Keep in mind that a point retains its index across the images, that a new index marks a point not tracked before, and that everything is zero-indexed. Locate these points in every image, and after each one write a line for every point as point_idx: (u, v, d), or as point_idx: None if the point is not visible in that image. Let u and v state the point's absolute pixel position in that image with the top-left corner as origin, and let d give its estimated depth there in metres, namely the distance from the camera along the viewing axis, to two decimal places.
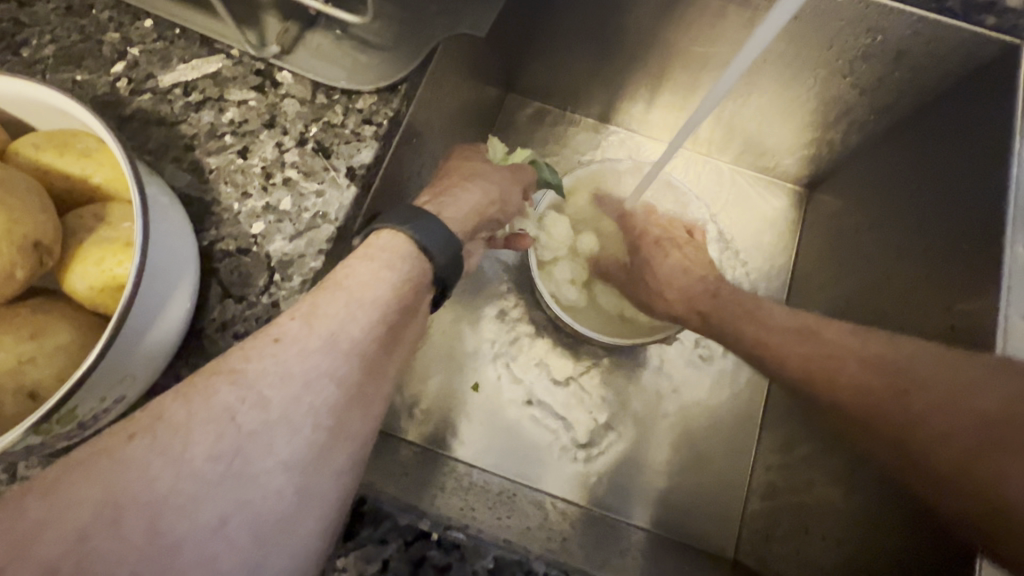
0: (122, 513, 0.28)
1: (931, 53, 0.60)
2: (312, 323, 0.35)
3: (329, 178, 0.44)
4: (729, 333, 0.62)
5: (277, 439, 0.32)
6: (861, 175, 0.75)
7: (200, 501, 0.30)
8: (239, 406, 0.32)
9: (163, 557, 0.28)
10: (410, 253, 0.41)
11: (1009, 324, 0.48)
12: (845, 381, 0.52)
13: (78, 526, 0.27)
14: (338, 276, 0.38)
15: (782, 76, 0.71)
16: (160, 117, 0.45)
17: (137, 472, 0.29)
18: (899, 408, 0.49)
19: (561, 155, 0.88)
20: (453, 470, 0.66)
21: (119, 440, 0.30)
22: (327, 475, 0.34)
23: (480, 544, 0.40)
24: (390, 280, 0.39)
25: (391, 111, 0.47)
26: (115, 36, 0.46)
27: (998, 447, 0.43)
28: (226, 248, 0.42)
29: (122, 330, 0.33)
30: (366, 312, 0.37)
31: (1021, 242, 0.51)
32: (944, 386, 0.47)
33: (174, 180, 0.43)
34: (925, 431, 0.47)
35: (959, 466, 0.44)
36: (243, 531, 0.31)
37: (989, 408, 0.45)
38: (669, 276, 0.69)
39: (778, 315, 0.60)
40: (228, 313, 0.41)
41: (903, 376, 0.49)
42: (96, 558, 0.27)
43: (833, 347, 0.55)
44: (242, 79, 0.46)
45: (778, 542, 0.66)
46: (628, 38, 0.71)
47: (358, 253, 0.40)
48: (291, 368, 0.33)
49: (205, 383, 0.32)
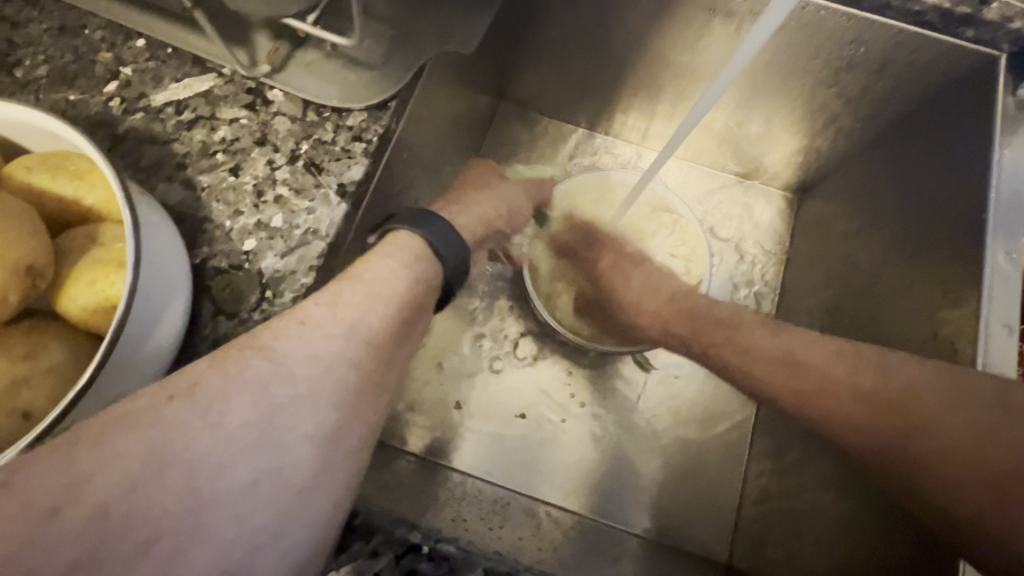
0: (167, 468, 0.29)
1: (913, 63, 0.61)
2: (337, 309, 0.37)
3: (320, 195, 0.45)
4: (710, 353, 0.59)
5: (303, 415, 0.33)
6: (848, 182, 0.76)
7: (232, 464, 0.30)
8: (270, 380, 0.33)
9: (201, 515, 0.29)
10: (423, 254, 0.44)
11: (989, 333, 0.50)
12: (841, 411, 0.50)
13: (129, 474, 0.28)
14: (359, 270, 0.41)
15: (769, 86, 0.72)
16: (153, 136, 0.45)
17: (178, 431, 0.30)
18: (901, 441, 0.47)
19: (553, 164, 0.89)
20: (448, 478, 0.67)
21: (160, 400, 0.30)
22: (341, 472, 0.35)
23: (470, 558, 0.41)
24: (407, 276, 0.42)
25: (380, 127, 0.47)
26: (108, 55, 0.47)
27: (998, 483, 0.44)
28: (218, 265, 0.43)
29: (115, 350, 0.34)
30: (382, 304, 0.40)
31: (1001, 250, 0.52)
32: (954, 420, 0.46)
33: (167, 198, 0.44)
34: (925, 464, 0.46)
35: (962, 500, 0.45)
36: (259, 503, 0.31)
37: (998, 445, 0.45)
38: (636, 295, 0.66)
39: (755, 337, 0.56)
40: (220, 330, 0.42)
41: (906, 408, 0.48)
42: (147, 505, 0.28)
43: (826, 377, 0.51)
44: (233, 97, 0.47)
45: (771, 547, 0.67)
46: (618, 50, 0.72)
47: (376, 250, 0.43)
48: (315, 347, 0.35)
49: (238, 356, 0.33)
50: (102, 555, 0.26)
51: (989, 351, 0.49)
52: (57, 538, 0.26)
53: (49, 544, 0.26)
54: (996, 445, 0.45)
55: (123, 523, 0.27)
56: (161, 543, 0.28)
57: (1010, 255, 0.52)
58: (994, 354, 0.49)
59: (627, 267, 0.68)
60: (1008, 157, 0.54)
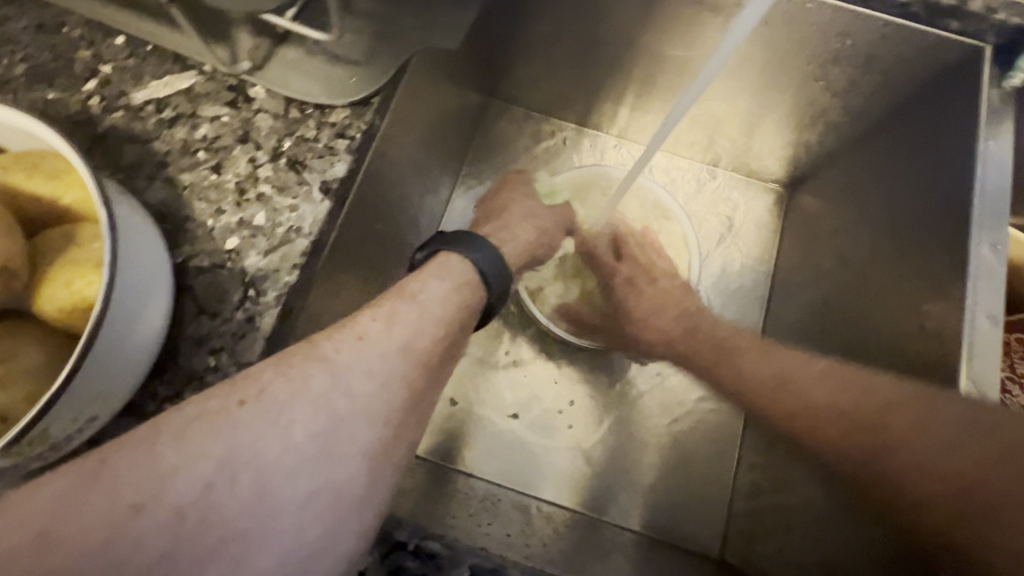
0: (238, 473, 0.32)
1: (899, 57, 0.61)
2: (393, 328, 0.40)
3: (303, 193, 0.44)
4: (707, 372, 0.61)
5: (357, 429, 0.36)
6: (837, 176, 0.76)
7: (296, 475, 0.33)
8: (331, 393, 0.35)
9: (261, 519, 0.32)
10: (470, 280, 0.47)
11: (974, 323, 0.50)
12: (824, 430, 0.51)
13: (205, 476, 0.31)
14: (414, 290, 0.43)
15: (757, 81, 0.72)
16: (133, 134, 0.45)
17: (248, 437, 0.33)
18: (877, 461, 0.48)
19: (543, 161, 0.89)
20: (455, 482, 0.68)
21: (230, 404, 0.33)
22: (346, 475, 0.35)
23: (456, 553, 0.40)
24: (455, 299, 0.44)
25: (363, 124, 0.47)
26: (87, 53, 0.47)
27: (967, 498, 0.44)
28: (201, 264, 0.42)
29: (94, 351, 0.33)
30: (432, 323, 0.42)
31: (985, 242, 0.52)
32: (923, 438, 0.47)
33: (147, 197, 0.43)
34: (900, 481, 0.47)
35: (934, 515, 0.45)
36: (310, 511, 0.34)
37: (965, 461, 0.45)
38: (646, 310, 0.68)
39: (749, 358, 0.58)
40: (203, 329, 0.41)
41: (882, 427, 0.48)
42: (217, 506, 0.31)
43: (809, 398, 0.52)
44: (214, 94, 0.46)
45: (761, 542, 0.67)
46: (606, 45, 0.72)
47: (427, 270, 0.46)
48: (372, 364, 0.37)
49: (301, 366, 0.35)
50: (180, 551, 0.30)
51: (974, 344, 0.50)
52: (147, 530, 0.29)
53: (140, 535, 0.29)
54: (964, 461, 0.45)
55: (200, 524, 0.30)
56: (233, 543, 0.31)
57: (995, 246, 0.52)
58: (978, 345, 0.49)
59: (638, 287, 0.70)
60: (992, 149, 0.55)
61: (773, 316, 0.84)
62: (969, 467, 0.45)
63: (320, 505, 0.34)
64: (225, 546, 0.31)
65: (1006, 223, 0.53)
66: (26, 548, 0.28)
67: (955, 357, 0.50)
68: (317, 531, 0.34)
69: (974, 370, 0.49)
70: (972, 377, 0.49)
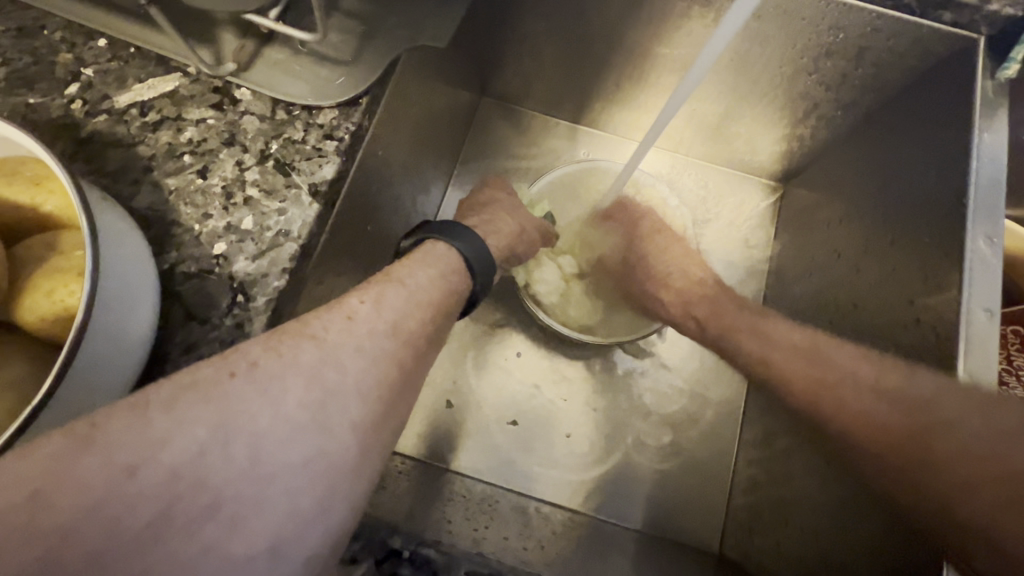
0: (232, 438, 0.31)
1: (891, 49, 0.61)
2: (381, 309, 0.39)
3: (291, 196, 0.44)
4: (733, 344, 0.60)
5: (348, 405, 0.36)
6: (831, 169, 0.76)
7: (290, 442, 0.33)
8: (322, 369, 0.35)
9: (252, 487, 0.32)
10: (457, 267, 0.47)
11: (970, 317, 0.50)
12: (855, 407, 0.49)
13: (199, 441, 0.31)
14: (401, 274, 0.43)
15: (751, 74, 0.71)
16: (117, 139, 0.44)
17: (226, 424, 0.32)
18: (911, 438, 0.46)
19: (536, 158, 0.89)
20: (450, 482, 0.68)
21: (223, 376, 0.33)
22: (336, 452, 0.35)
23: (449, 560, 0.43)
24: (442, 285, 0.45)
25: (351, 125, 0.47)
26: (68, 56, 0.46)
27: (1010, 492, 0.41)
28: (188, 270, 0.42)
29: (77, 362, 0.33)
30: (420, 307, 0.42)
31: (981, 235, 0.52)
32: (967, 426, 0.44)
33: (132, 202, 0.43)
34: (931, 465, 0.45)
35: (969, 506, 0.42)
36: (303, 480, 0.33)
37: (1013, 454, 0.42)
38: (664, 273, 0.69)
39: (782, 330, 0.58)
40: (190, 336, 0.41)
41: (920, 409, 0.46)
42: (212, 471, 0.31)
43: (843, 373, 0.51)
44: (200, 97, 0.45)
45: (760, 536, 0.67)
46: (596, 41, 0.71)
47: (415, 257, 0.46)
48: (362, 342, 0.37)
49: (292, 342, 0.35)
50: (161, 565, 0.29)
51: (971, 338, 0.49)
52: (142, 491, 0.29)
53: (136, 495, 0.29)
54: (1011, 454, 0.42)
55: (193, 487, 0.30)
56: (226, 505, 0.31)
57: (991, 239, 0.52)
58: (976, 339, 0.49)
59: (661, 243, 0.71)
60: (987, 142, 0.54)
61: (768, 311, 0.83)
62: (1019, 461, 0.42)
63: (311, 477, 0.34)
64: (218, 510, 0.31)
65: (1002, 216, 0.52)
66: (15, 506, 0.27)
67: (952, 352, 0.50)
68: (307, 502, 0.34)
69: (970, 364, 0.48)
70: (969, 371, 0.48)
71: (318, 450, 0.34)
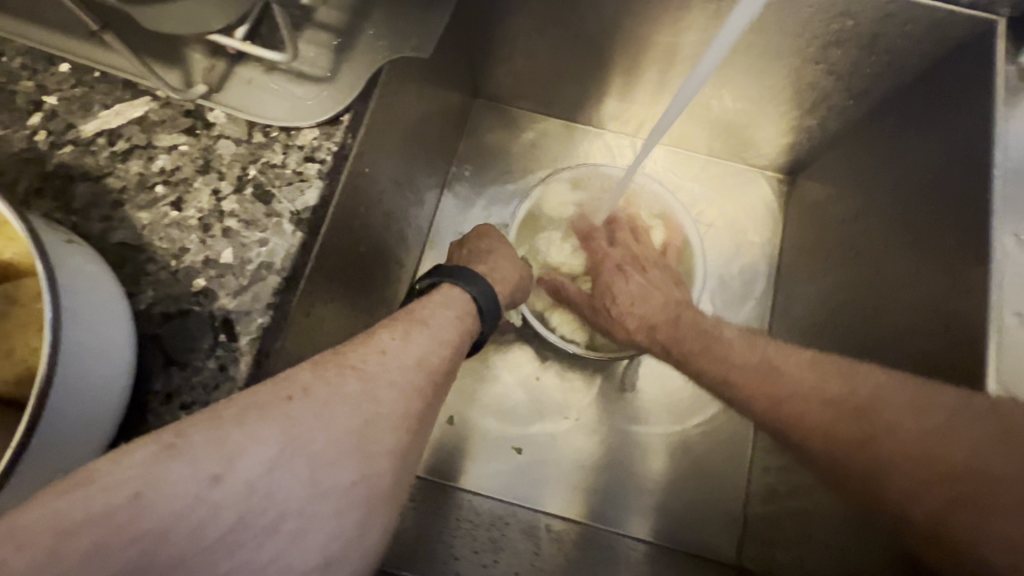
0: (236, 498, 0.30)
1: (905, 35, 0.58)
2: (408, 344, 0.40)
3: (272, 224, 0.41)
4: (690, 366, 0.56)
5: (374, 437, 0.35)
6: (843, 161, 0.73)
7: (327, 463, 0.33)
8: (329, 415, 0.34)
9: (311, 504, 0.32)
10: (468, 309, 0.47)
11: (1000, 323, 0.46)
12: (806, 417, 0.47)
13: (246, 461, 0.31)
14: (423, 314, 0.43)
15: (756, 67, 0.68)
16: (85, 170, 0.41)
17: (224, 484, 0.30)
18: (865, 445, 0.44)
19: (534, 159, 0.86)
20: (460, 504, 0.69)
21: (273, 402, 0.33)
22: (377, 477, 0.35)
23: None
24: (459, 327, 0.45)
25: (334, 144, 0.44)
26: (29, 84, 0.43)
27: (956, 488, 0.40)
28: (166, 311, 0.39)
29: (48, 425, 0.30)
30: (442, 347, 0.42)
31: (1009, 232, 0.48)
32: (915, 424, 0.43)
33: (103, 240, 0.40)
34: (888, 470, 0.43)
35: (922, 511, 0.42)
36: (338, 498, 0.33)
37: (952, 448, 0.41)
38: (630, 299, 0.63)
39: (733, 349, 0.53)
40: (173, 382, 0.38)
41: (869, 415, 0.45)
42: (270, 491, 0.31)
43: (795, 385, 0.49)
44: (171, 122, 0.43)
45: (780, 549, 0.65)
46: (591, 38, 0.68)
47: (433, 296, 0.46)
48: (394, 376, 0.37)
49: (329, 379, 0.35)
50: None
51: (1003, 343, 0.45)
52: (224, 500, 0.29)
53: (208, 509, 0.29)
54: (953, 448, 0.41)
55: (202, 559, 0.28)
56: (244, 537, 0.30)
57: (1020, 236, 0.48)
58: (1009, 347, 0.45)
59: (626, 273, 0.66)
60: (1012, 130, 0.50)
61: (780, 310, 0.81)
62: (958, 454, 0.41)
63: (345, 495, 0.33)
64: (274, 527, 0.31)
65: None
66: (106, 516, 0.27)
67: (981, 361, 0.46)
68: (351, 521, 0.34)
69: (1005, 376, 0.45)
70: (1002, 380, 0.45)
71: (363, 475, 0.34)
